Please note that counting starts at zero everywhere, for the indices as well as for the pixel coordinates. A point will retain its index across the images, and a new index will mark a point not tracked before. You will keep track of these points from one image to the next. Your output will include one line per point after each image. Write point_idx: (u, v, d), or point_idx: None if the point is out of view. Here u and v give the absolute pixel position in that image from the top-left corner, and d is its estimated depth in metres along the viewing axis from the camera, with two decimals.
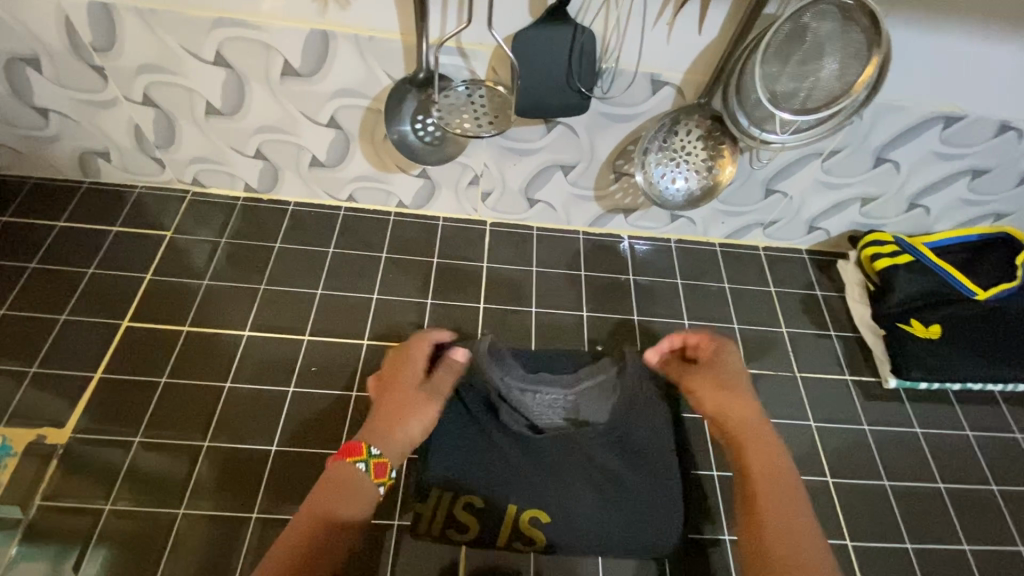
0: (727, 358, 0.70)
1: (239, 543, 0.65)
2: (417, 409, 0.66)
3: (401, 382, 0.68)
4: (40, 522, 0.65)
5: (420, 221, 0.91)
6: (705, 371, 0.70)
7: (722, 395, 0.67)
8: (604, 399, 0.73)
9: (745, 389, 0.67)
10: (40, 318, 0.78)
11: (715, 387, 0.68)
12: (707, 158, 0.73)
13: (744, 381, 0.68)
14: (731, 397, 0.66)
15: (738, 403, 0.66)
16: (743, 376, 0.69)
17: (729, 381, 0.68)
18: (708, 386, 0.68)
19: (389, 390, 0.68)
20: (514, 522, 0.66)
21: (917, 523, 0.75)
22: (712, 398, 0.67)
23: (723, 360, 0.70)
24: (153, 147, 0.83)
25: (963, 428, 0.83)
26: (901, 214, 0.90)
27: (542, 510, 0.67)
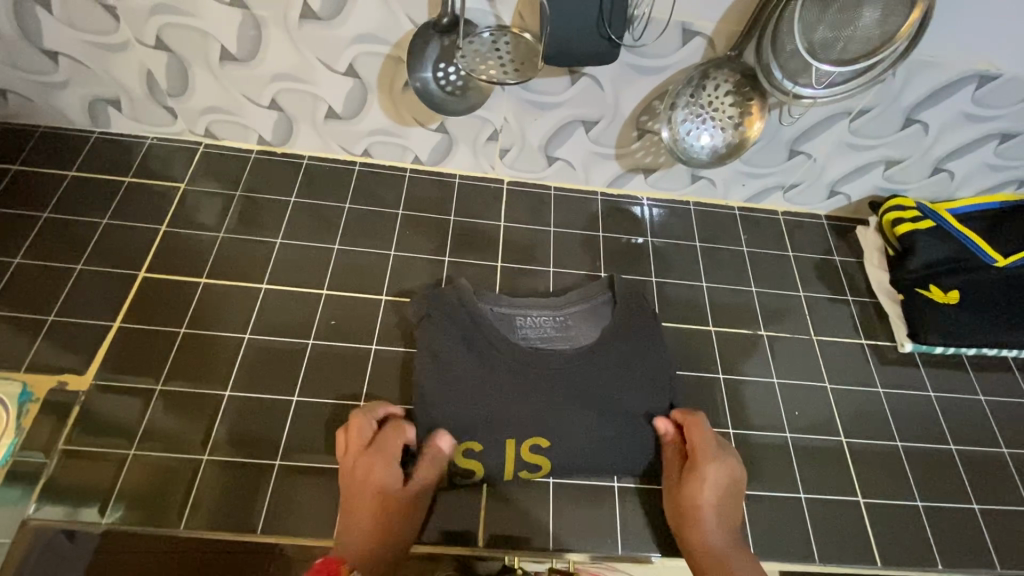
0: (697, 473, 0.65)
1: (263, 490, 0.66)
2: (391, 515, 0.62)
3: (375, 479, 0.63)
4: (64, 467, 0.65)
5: (436, 178, 0.90)
6: (684, 484, 0.66)
7: (693, 514, 0.64)
8: (592, 322, 0.77)
9: (715, 500, 0.64)
10: (55, 268, 0.77)
11: (688, 502, 0.65)
12: (735, 115, 0.71)
13: (719, 491, 0.65)
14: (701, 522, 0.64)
15: (703, 527, 0.63)
16: (727, 483, 0.65)
17: (699, 497, 0.64)
18: (678, 496, 0.66)
19: (354, 487, 0.63)
20: (515, 452, 0.68)
21: (928, 483, 0.76)
22: (676, 509, 0.66)
23: (695, 466, 0.66)
24: (164, 95, 0.80)
25: (976, 392, 0.84)
26: (925, 179, 0.89)
27: (542, 437, 0.69)
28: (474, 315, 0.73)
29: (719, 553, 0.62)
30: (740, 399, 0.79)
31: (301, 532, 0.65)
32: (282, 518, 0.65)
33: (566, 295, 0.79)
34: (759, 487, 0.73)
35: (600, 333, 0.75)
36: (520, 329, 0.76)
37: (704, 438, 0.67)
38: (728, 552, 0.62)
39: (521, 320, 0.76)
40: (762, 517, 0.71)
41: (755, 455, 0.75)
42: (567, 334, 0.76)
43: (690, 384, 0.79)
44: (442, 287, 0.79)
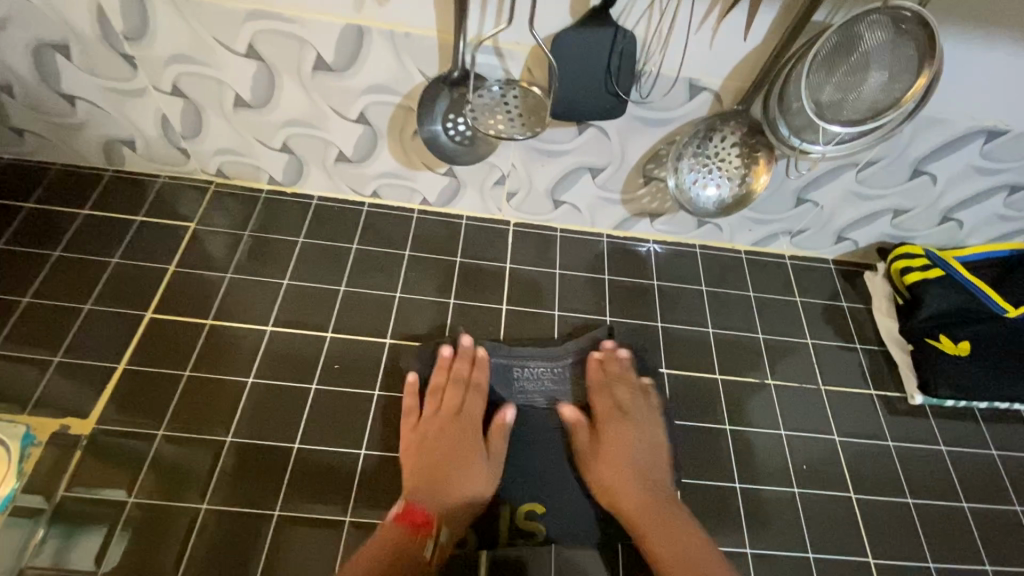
0: (615, 427, 0.72)
1: (261, 538, 0.65)
2: (487, 459, 0.69)
3: (439, 435, 0.70)
4: (63, 513, 0.65)
5: (443, 219, 0.90)
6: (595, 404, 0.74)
7: (600, 466, 0.69)
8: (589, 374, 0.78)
9: (641, 457, 0.70)
10: (64, 307, 0.77)
11: (614, 454, 0.70)
12: (741, 166, 0.72)
13: (648, 450, 0.71)
14: (630, 476, 0.68)
15: (633, 483, 0.68)
16: (652, 441, 0.72)
17: (631, 453, 0.70)
18: (592, 453, 0.70)
19: (416, 440, 0.70)
20: (509, 524, 0.68)
21: (941, 543, 0.74)
22: (602, 468, 0.69)
23: (614, 423, 0.72)
24: (179, 137, 0.82)
25: (988, 446, 0.82)
26: (933, 227, 0.89)
27: (538, 503, 0.69)
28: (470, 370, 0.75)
29: (615, 462, 0.69)
30: (748, 452, 0.77)
31: None
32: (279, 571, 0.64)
33: (563, 345, 0.80)
34: (768, 544, 0.71)
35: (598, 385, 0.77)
36: (518, 381, 0.77)
37: (620, 379, 0.76)
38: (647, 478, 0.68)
39: (519, 372, 0.77)
40: None
41: (763, 510, 0.73)
42: (563, 388, 0.77)
43: (696, 434, 0.77)
44: (444, 336, 0.80)
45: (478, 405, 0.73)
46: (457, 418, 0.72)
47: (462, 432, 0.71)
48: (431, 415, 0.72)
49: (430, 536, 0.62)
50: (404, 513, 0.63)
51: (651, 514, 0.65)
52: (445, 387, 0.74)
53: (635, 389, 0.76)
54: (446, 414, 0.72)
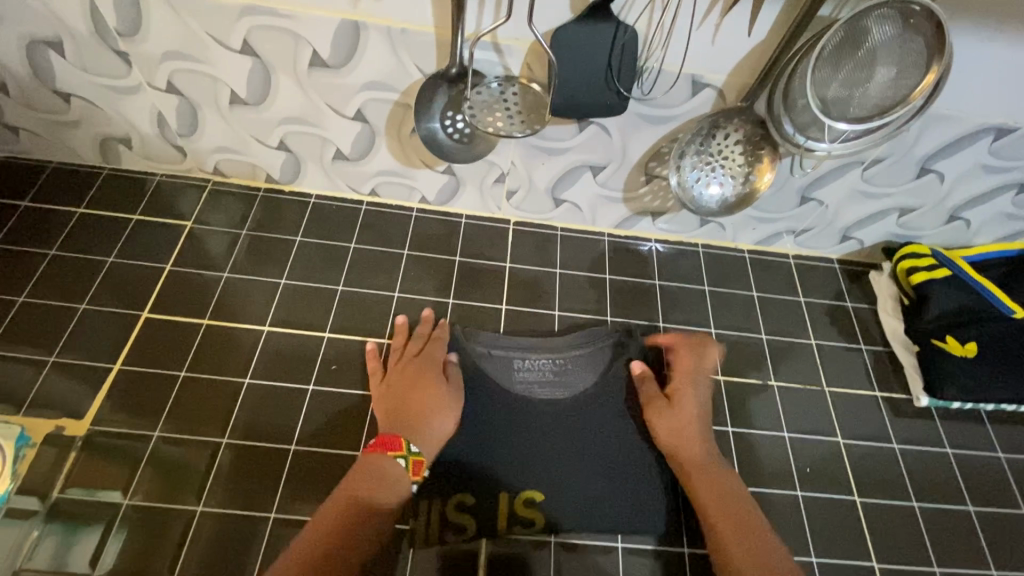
0: (686, 389, 0.73)
1: (257, 539, 0.64)
2: (448, 387, 0.72)
3: (400, 378, 0.73)
4: (57, 515, 0.64)
5: (443, 217, 0.89)
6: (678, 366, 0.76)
7: (670, 421, 0.70)
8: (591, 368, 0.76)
9: (706, 424, 0.71)
10: (59, 307, 0.76)
11: (684, 412, 0.71)
12: (745, 164, 0.71)
13: (709, 416, 0.72)
14: (697, 435, 0.70)
15: (699, 440, 0.69)
16: (708, 410, 0.73)
17: (699, 415, 0.71)
18: (657, 408, 0.71)
19: (385, 388, 0.72)
20: (508, 508, 0.67)
21: (946, 547, 0.73)
22: (666, 420, 0.70)
23: (688, 387, 0.74)
24: (174, 135, 0.81)
25: (995, 449, 0.80)
26: (940, 226, 0.88)
27: (538, 491, 0.68)
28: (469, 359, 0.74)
29: (688, 416, 0.71)
30: (750, 454, 0.76)
31: None
32: None
33: (564, 338, 0.79)
34: None
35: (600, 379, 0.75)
36: (517, 373, 0.75)
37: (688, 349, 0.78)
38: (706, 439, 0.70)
39: (518, 364, 0.76)
40: None
41: (766, 514, 0.72)
42: (563, 379, 0.75)
43: None
44: (442, 327, 0.79)
45: (439, 347, 0.76)
46: (415, 359, 0.74)
47: (419, 370, 0.73)
48: (395, 362, 0.75)
49: (403, 455, 0.64)
50: (376, 442, 0.65)
51: (706, 471, 0.67)
52: (407, 341, 0.77)
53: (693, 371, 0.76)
54: (406, 359, 0.75)
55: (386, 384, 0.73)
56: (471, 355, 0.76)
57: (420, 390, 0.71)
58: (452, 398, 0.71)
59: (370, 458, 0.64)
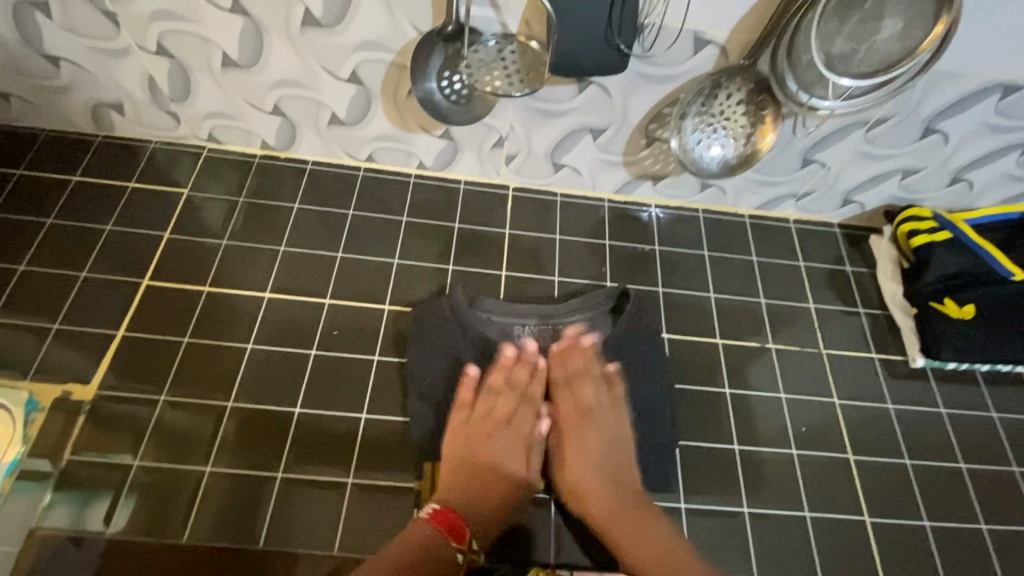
0: (576, 427, 0.69)
1: (265, 500, 0.66)
2: (529, 465, 0.67)
3: (502, 442, 0.67)
4: (69, 477, 0.65)
5: (441, 184, 0.89)
6: (564, 386, 0.71)
7: (563, 468, 0.67)
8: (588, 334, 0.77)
9: (605, 456, 0.67)
10: (60, 275, 0.77)
11: (565, 459, 0.67)
12: (747, 124, 0.70)
13: (620, 445, 0.68)
14: (598, 479, 0.66)
15: (602, 486, 0.66)
16: (617, 434, 0.69)
17: (591, 453, 0.67)
18: (563, 449, 0.68)
19: (455, 447, 0.66)
20: None
21: (937, 502, 0.74)
22: (571, 461, 0.67)
23: (581, 424, 0.69)
24: (167, 100, 0.80)
25: (988, 409, 0.82)
26: (942, 189, 0.87)
27: (537, 453, 0.70)
28: (467, 326, 0.75)
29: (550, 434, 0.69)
30: (749, 415, 0.77)
31: (300, 546, 0.64)
32: (283, 532, 0.65)
33: (565, 304, 0.79)
34: (766, 504, 0.72)
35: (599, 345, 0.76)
36: (517, 340, 0.76)
37: (580, 360, 0.72)
38: (601, 481, 0.66)
39: (517, 332, 0.76)
40: (767, 534, 0.70)
41: (762, 472, 0.74)
42: (563, 344, 0.76)
43: (696, 398, 0.78)
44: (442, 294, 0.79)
45: (537, 413, 0.70)
46: (507, 426, 0.68)
47: (511, 442, 0.68)
48: (467, 413, 0.69)
49: (462, 545, 0.61)
50: (438, 517, 0.61)
51: (620, 519, 0.64)
52: (499, 393, 0.70)
53: (600, 382, 0.71)
54: (483, 411, 0.68)
55: (452, 443, 0.67)
56: (476, 325, 0.76)
57: (490, 454, 0.66)
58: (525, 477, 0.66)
59: (434, 540, 0.60)
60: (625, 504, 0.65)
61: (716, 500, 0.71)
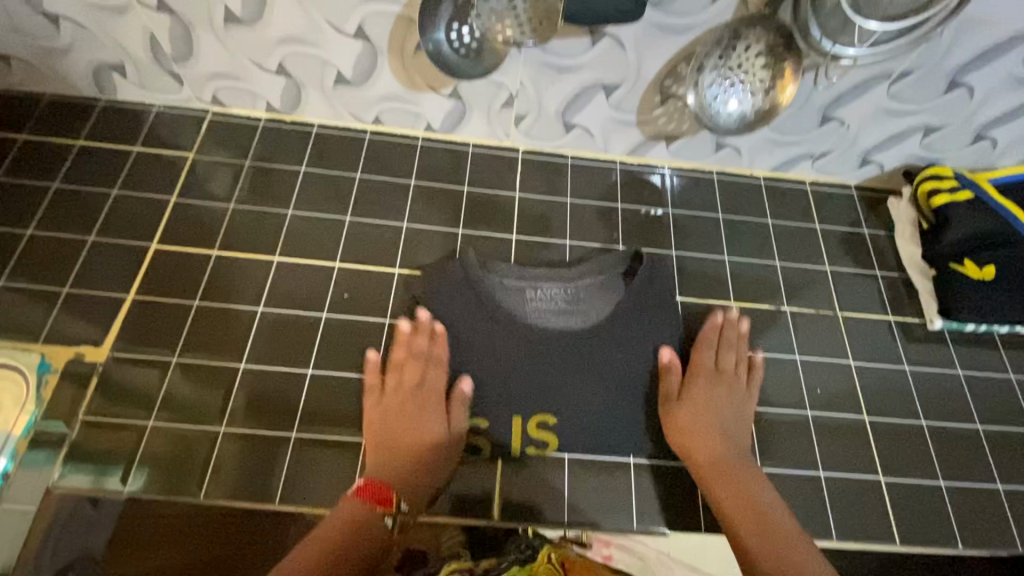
0: (705, 381, 0.70)
1: (280, 459, 0.66)
2: (440, 426, 0.67)
3: (409, 411, 0.67)
4: (84, 437, 0.66)
5: (449, 147, 0.87)
6: (702, 345, 0.74)
7: (676, 411, 0.68)
8: (602, 296, 0.76)
9: (725, 419, 0.68)
10: (68, 240, 0.76)
11: (687, 403, 0.68)
12: (767, 78, 0.67)
13: (736, 416, 0.69)
14: (712, 431, 0.67)
15: (715, 438, 0.67)
16: (743, 413, 0.69)
17: (716, 407, 0.69)
18: (688, 390, 0.70)
19: (370, 425, 0.67)
20: (522, 429, 0.69)
21: (953, 463, 0.74)
22: (690, 404, 0.68)
23: (696, 380, 0.71)
24: (169, 60, 0.78)
25: (1006, 370, 0.81)
26: (965, 148, 0.85)
27: (550, 415, 0.69)
28: (479, 288, 0.74)
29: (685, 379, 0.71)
30: (763, 377, 0.77)
31: (315, 504, 0.64)
32: (299, 490, 0.65)
33: (578, 267, 0.78)
34: (779, 464, 0.72)
35: (613, 307, 0.75)
36: (530, 302, 0.75)
37: (734, 331, 0.74)
38: (725, 432, 0.67)
39: (529, 295, 0.75)
40: (781, 493, 0.70)
41: (776, 432, 0.74)
42: (576, 307, 0.75)
43: None
44: (454, 258, 0.78)
45: (439, 376, 0.69)
46: (414, 394, 0.68)
47: (421, 405, 0.68)
48: (378, 391, 0.69)
49: (389, 511, 0.60)
50: (361, 489, 0.61)
51: (733, 472, 0.64)
52: (404, 364, 0.70)
53: (743, 362, 0.73)
54: (393, 387, 0.69)
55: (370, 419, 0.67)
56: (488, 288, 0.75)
57: (402, 421, 0.66)
58: (444, 421, 0.67)
59: (359, 508, 0.59)
60: (745, 465, 0.65)
61: None
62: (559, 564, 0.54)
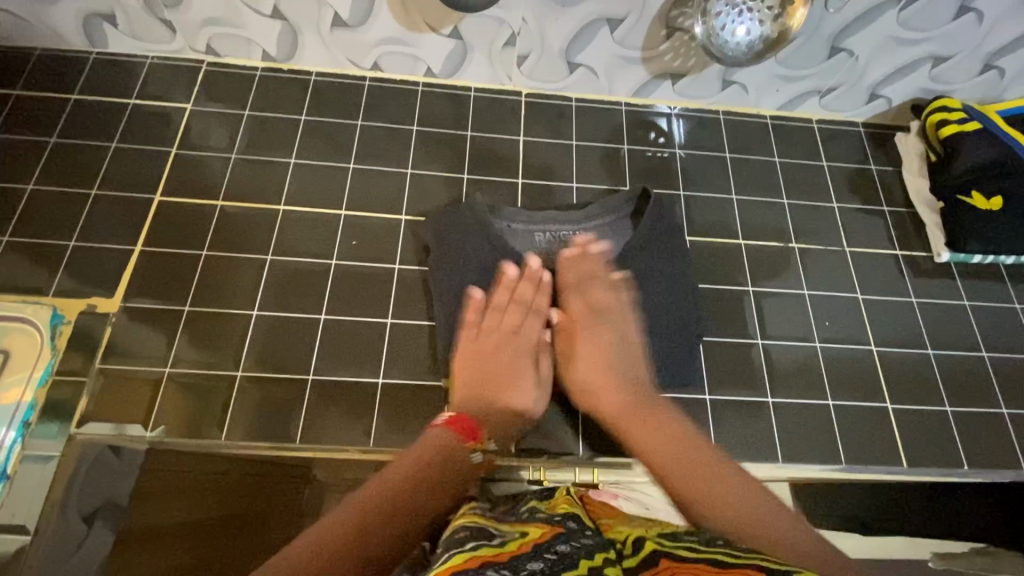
0: (592, 325, 0.67)
1: (297, 402, 0.67)
2: (537, 376, 0.66)
3: (503, 347, 0.66)
4: (102, 385, 0.66)
5: (451, 92, 0.85)
6: (581, 274, 0.70)
7: (575, 367, 0.65)
8: (612, 238, 0.76)
9: (618, 359, 0.64)
10: (69, 194, 0.75)
11: (581, 352, 0.65)
12: (775, 5, 0.66)
13: (638, 350, 0.65)
14: (607, 372, 0.62)
15: (617, 386, 0.61)
16: (627, 336, 0.66)
17: (608, 353, 0.64)
18: (565, 341, 0.67)
19: (466, 363, 0.65)
20: None
21: (958, 389, 0.75)
22: (578, 352, 0.65)
23: (593, 326, 0.67)
24: (160, 6, 0.77)
25: (1012, 300, 0.81)
26: (973, 78, 0.84)
27: None
28: (486, 230, 0.73)
29: (564, 329, 0.68)
30: (773, 311, 0.78)
31: (334, 444, 0.65)
32: (318, 431, 0.66)
33: (588, 210, 0.77)
34: (790, 395, 0.73)
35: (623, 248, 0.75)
36: (539, 245, 0.75)
37: (591, 270, 0.70)
38: (639, 384, 0.61)
39: (538, 239, 0.75)
40: (790, 422, 0.71)
41: (786, 364, 0.75)
42: None
43: (718, 297, 0.78)
44: (462, 200, 0.77)
45: (535, 326, 0.68)
46: (514, 335, 0.67)
47: (512, 348, 0.66)
48: (462, 333, 0.68)
49: (476, 447, 0.58)
50: (448, 421, 0.58)
51: (631, 414, 0.58)
52: (508, 306, 0.68)
53: (611, 290, 0.69)
54: (480, 321, 0.68)
55: (463, 358, 0.66)
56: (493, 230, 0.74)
57: (500, 358, 0.65)
58: (537, 393, 0.65)
59: (443, 440, 0.55)
60: (656, 407, 0.58)
61: (740, 392, 0.72)
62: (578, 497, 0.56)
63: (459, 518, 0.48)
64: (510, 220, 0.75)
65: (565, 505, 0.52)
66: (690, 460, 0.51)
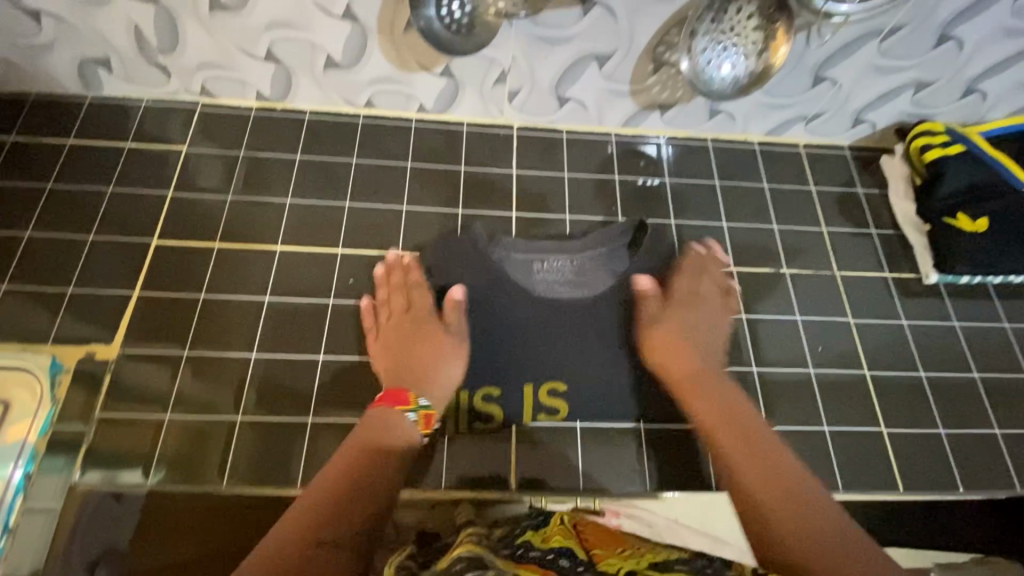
0: (685, 307, 0.72)
1: (297, 443, 0.67)
2: (447, 336, 0.69)
3: (403, 326, 0.70)
4: (101, 432, 0.66)
5: (443, 127, 0.87)
6: (715, 272, 0.78)
7: (658, 328, 0.70)
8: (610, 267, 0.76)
9: (710, 342, 0.70)
10: (67, 240, 0.76)
11: (669, 318, 0.71)
12: (759, 40, 0.68)
13: (720, 342, 0.71)
14: (687, 344, 0.68)
15: (694, 357, 0.68)
16: (711, 326, 0.72)
17: (695, 333, 0.70)
18: (667, 308, 0.72)
19: (382, 358, 0.69)
20: (533, 397, 0.71)
21: (951, 410, 0.76)
22: (667, 318, 0.71)
23: (685, 306, 0.72)
24: (155, 51, 0.78)
25: (1000, 319, 0.82)
26: (955, 102, 0.86)
27: (559, 381, 0.72)
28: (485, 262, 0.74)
29: (671, 296, 0.73)
30: (767, 337, 0.79)
31: None
32: (318, 472, 0.66)
33: (584, 238, 0.77)
34: (786, 423, 0.74)
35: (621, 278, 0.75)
36: (537, 275, 0.75)
37: (713, 274, 0.77)
38: (713, 368, 0.67)
39: (536, 269, 0.75)
40: (787, 449, 0.72)
41: (781, 391, 0.75)
42: (583, 279, 0.75)
43: None
44: (457, 233, 0.78)
45: (425, 298, 0.72)
46: (414, 313, 0.71)
47: (417, 323, 0.70)
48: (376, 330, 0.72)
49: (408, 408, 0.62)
50: (382, 398, 0.63)
51: (699, 384, 0.64)
52: (390, 296, 0.73)
53: (702, 289, 0.74)
54: (387, 313, 0.72)
55: (383, 349, 0.70)
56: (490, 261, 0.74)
57: (416, 337, 0.69)
58: (455, 359, 0.68)
59: (375, 416, 0.61)
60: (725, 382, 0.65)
61: None
62: (572, 525, 0.57)
63: (456, 550, 0.49)
64: (509, 249, 0.75)
65: (559, 537, 0.53)
66: (750, 431, 0.58)
